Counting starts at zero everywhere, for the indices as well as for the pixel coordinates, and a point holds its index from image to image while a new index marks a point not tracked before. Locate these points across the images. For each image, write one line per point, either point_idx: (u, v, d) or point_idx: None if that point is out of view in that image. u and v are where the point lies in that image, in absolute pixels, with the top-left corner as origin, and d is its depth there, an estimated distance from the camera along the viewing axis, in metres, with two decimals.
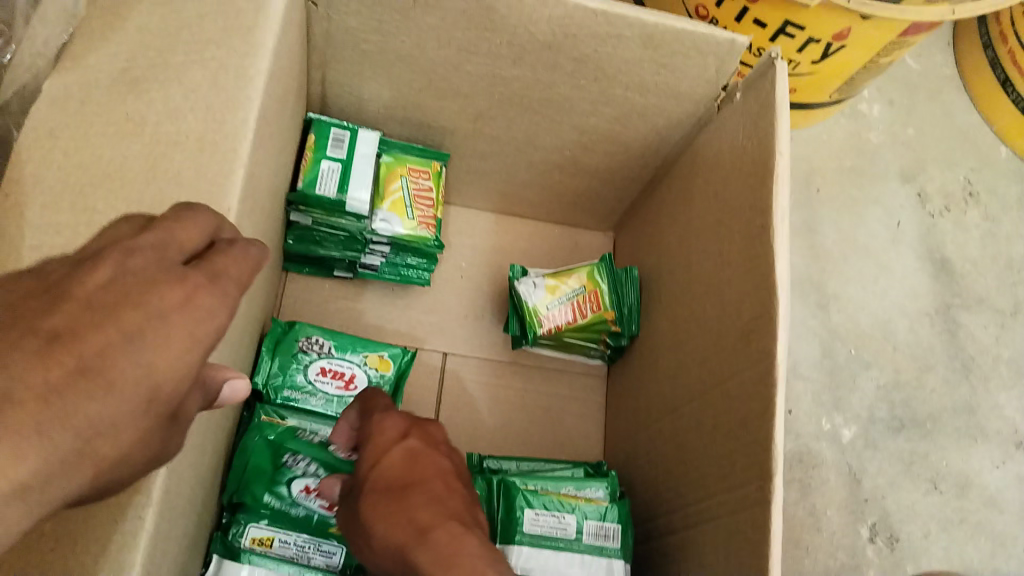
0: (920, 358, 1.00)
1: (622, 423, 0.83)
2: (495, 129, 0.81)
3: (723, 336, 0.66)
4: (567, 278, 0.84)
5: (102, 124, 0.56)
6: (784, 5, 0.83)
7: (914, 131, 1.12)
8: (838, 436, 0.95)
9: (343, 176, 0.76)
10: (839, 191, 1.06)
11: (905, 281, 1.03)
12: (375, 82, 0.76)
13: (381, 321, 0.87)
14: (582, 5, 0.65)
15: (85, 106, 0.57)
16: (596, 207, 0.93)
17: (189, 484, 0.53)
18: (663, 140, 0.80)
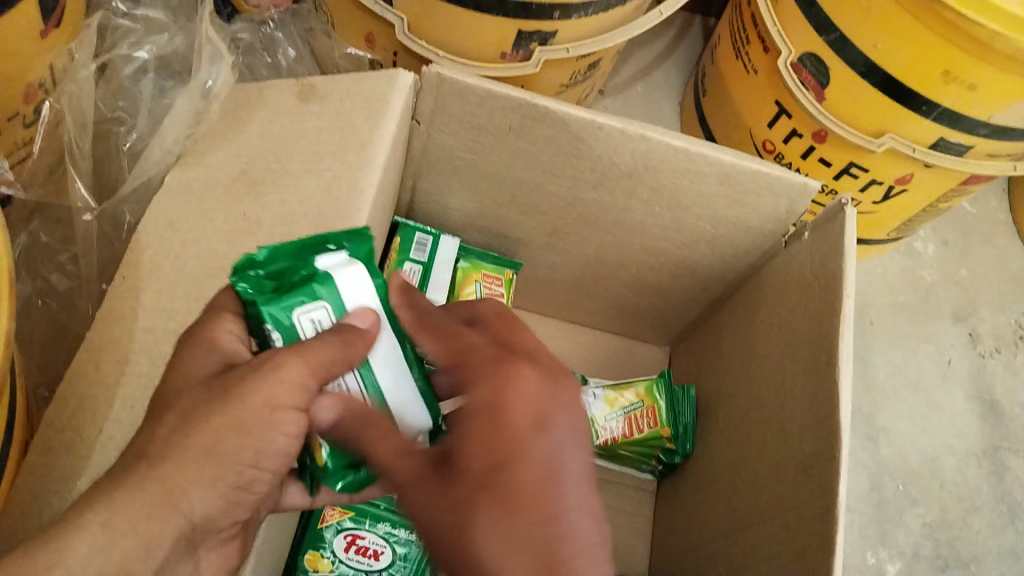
0: (967, 499, 1.00)
1: (671, 540, 0.84)
2: (569, 245, 0.85)
3: (783, 467, 0.68)
4: (625, 391, 0.87)
5: (219, 220, 0.61)
6: (849, 148, 0.88)
7: (967, 271, 1.14)
8: (883, 571, 0.95)
9: (422, 279, 0.81)
10: (892, 325, 1.09)
11: (954, 419, 1.04)
12: (461, 194, 0.81)
13: None
14: (664, 142, 0.69)
15: (205, 202, 0.62)
16: (656, 323, 0.96)
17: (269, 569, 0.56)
18: (729, 268, 0.84)
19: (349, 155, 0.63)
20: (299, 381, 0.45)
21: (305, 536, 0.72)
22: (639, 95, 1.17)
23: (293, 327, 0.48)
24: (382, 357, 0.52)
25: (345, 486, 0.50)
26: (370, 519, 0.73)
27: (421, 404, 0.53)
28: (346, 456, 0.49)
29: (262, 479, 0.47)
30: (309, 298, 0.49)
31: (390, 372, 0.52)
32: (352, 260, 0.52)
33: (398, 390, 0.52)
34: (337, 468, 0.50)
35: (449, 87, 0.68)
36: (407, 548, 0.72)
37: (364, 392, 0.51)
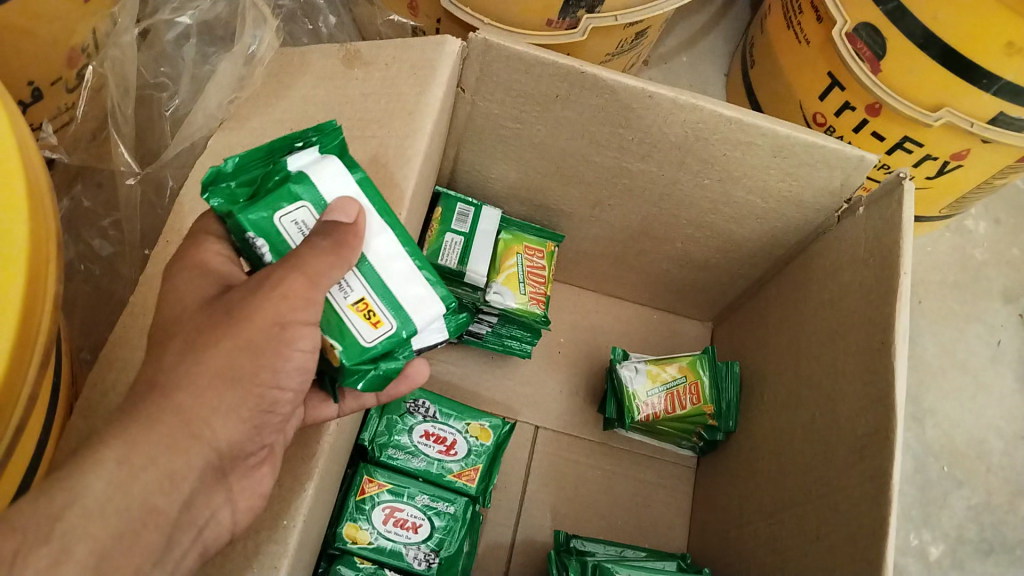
0: (1014, 482, 0.98)
1: (711, 517, 0.84)
2: (612, 217, 0.84)
3: (832, 444, 0.66)
4: (668, 366, 0.86)
5: None
6: (904, 120, 0.85)
7: (1019, 250, 1.11)
8: (925, 553, 0.93)
9: (464, 250, 0.79)
10: (941, 304, 1.06)
11: (1003, 401, 1.02)
12: (505, 164, 0.80)
13: (479, 388, 0.89)
14: (716, 112, 0.67)
15: None
16: (699, 298, 0.95)
17: (313, 537, 0.56)
18: (777, 243, 0.82)
19: (395, 123, 0.62)
20: (305, 295, 0.43)
21: (343, 509, 0.71)
22: (685, 65, 1.15)
23: (279, 226, 0.48)
24: (379, 254, 0.49)
25: (366, 385, 0.48)
26: (408, 491, 0.73)
27: (428, 292, 0.50)
28: (364, 351, 0.47)
29: (283, 399, 0.46)
30: (288, 201, 0.49)
31: (389, 266, 0.49)
32: (325, 156, 0.51)
33: (403, 280, 0.49)
34: (357, 367, 0.47)
35: (496, 54, 0.66)
36: (447, 520, 0.73)
37: (369, 285, 0.48)
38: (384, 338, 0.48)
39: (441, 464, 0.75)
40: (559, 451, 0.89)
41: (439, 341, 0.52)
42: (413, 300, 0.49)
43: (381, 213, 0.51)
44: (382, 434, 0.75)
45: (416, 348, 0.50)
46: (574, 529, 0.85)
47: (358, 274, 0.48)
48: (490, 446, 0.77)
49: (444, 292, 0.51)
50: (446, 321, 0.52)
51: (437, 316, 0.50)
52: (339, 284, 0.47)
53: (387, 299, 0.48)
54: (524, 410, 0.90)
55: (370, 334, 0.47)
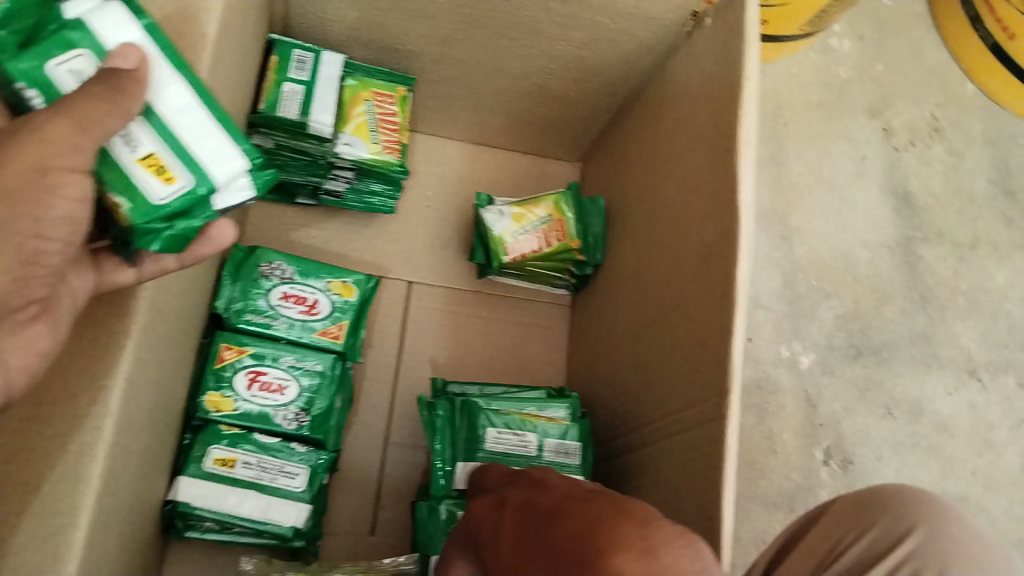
0: (880, 289, 1.02)
1: (586, 350, 0.85)
2: (464, 54, 0.80)
3: (687, 260, 0.67)
4: (534, 208, 0.84)
5: None
6: None
7: (882, 66, 1.13)
8: (796, 363, 0.97)
9: (306, 99, 0.75)
10: (806, 124, 1.07)
11: (867, 214, 1.05)
12: (339, 3, 0.74)
13: (346, 249, 0.86)
14: None
15: None
16: (565, 136, 0.93)
17: (150, 402, 0.53)
18: (631, 69, 0.80)
19: None
20: (70, 140, 0.39)
21: (202, 378, 0.68)
22: None
23: (51, 77, 0.43)
24: (169, 103, 0.45)
25: (163, 246, 0.45)
26: (272, 354, 0.70)
27: (228, 146, 0.46)
28: (155, 209, 0.44)
29: (51, 250, 0.41)
30: (62, 49, 0.43)
31: (184, 117, 0.45)
32: (107, 2, 0.45)
33: (199, 133, 0.45)
34: (148, 226, 0.43)
35: None
36: (315, 378, 0.71)
37: (159, 138, 0.44)
38: (180, 194, 0.44)
39: (304, 325, 0.73)
40: (434, 302, 0.87)
41: (246, 201, 0.48)
42: (210, 154, 0.45)
43: (171, 60, 0.46)
44: (237, 300, 0.71)
45: (219, 208, 0.47)
46: (454, 377, 0.85)
47: (145, 125, 0.44)
48: (354, 302, 0.75)
49: (247, 147, 0.47)
50: (251, 178, 0.48)
51: (240, 172, 0.47)
52: (123, 136, 0.43)
53: (181, 153, 0.44)
54: (396, 266, 0.87)
55: (163, 190, 0.44)
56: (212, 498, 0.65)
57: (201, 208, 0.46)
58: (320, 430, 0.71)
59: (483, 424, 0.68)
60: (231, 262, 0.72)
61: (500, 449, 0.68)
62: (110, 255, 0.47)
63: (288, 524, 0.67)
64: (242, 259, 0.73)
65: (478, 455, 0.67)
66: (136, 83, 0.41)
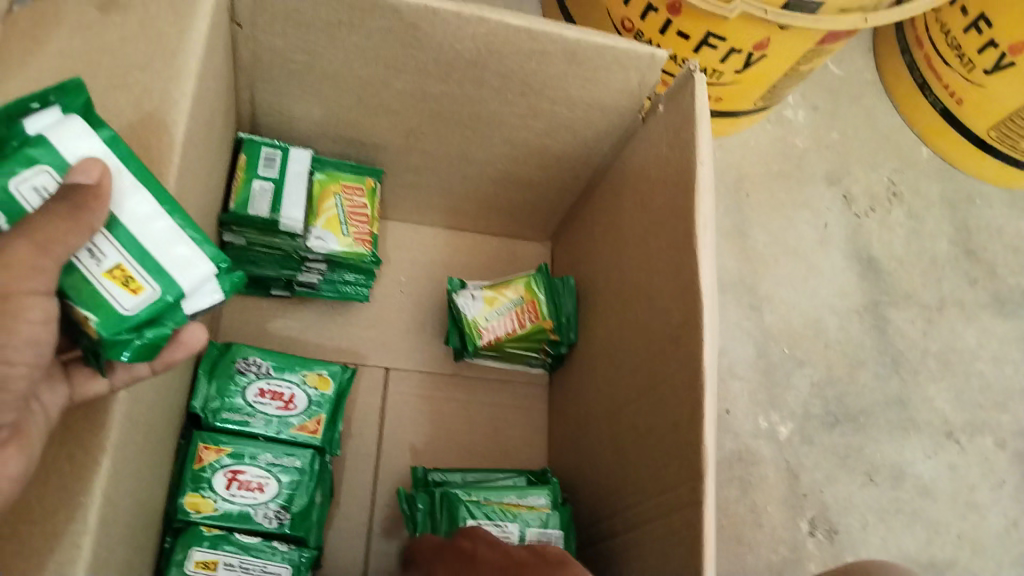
0: (852, 354, 1.04)
1: (565, 431, 0.84)
2: (429, 145, 0.82)
3: (656, 341, 0.67)
4: (505, 290, 0.85)
5: None
6: (702, 17, 0.86)
7: (837, 135, 1.16)
8: (775, 434, 0.97)
9: (275, 196, 0.76)
10: (768, 195, 1.09)
11: (834, 280, 1.07)
12: (305, 101, 0.76)
13: (320, 339, 0.86)
14: (503, 22, 0.66)
15: None
16: (533, 218, 0.95)
17: (126, 514, 0.52)
18: (592, 152, 0.82)
19: (160, 66, 0.58)
20: (32, 261, 0.39)
21: (180, 480, 0.67)
22: None
23: (12, 193, 0.44)
24: (133, 214, 0.46)
25: (133, 357, 0.44)
26: (250, 452, 0.69)
27: (194, 251, 0.47)
28: (123, 320, 0.44)
29: (14, 374, 0.40)
30: (24, 165, 0.44)
31: (148, 226, 0.46)
32: (67, 116, 0.46)
33: (163, 240, 0.46)
34: (116, 338, 0.43)
35: None
36: (294, 475, 0.69)
37: (124, 249, 0.44)
38: (147, 303, 0.45)
39: (281, 421, 0.71)
40: (411, 389, 0.87)
41: (216, 305, 0.48)
42: (176, 261, 0.46)
43: (133, 172, 0.47)
44: (213, 399, 0.70)
45: (189, 313, 0.47)
46: (435, 466, 0.84)
47: (110, 238, 0.44)
48: (330, 394, 0.74)
49: (214, 250, 0.48)
50: (220, 281, 0.48)
51: (207, 276, 0.47)
52: (87, 250, 0.44)
53: (146, 262, 0.45)
54: (371, 355, 0.87)
55: (130, 300, 0.44)
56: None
57: (169, 316, 0.46)
58: (301, 528, 0.68)
59: (463, 516, 0.67)
60: (207, 359, 0.71)
61: None
62: (82, 366, 0.47)
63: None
64: (217, 356, 0.72)
65: None
66: (95, 197, 0.43)
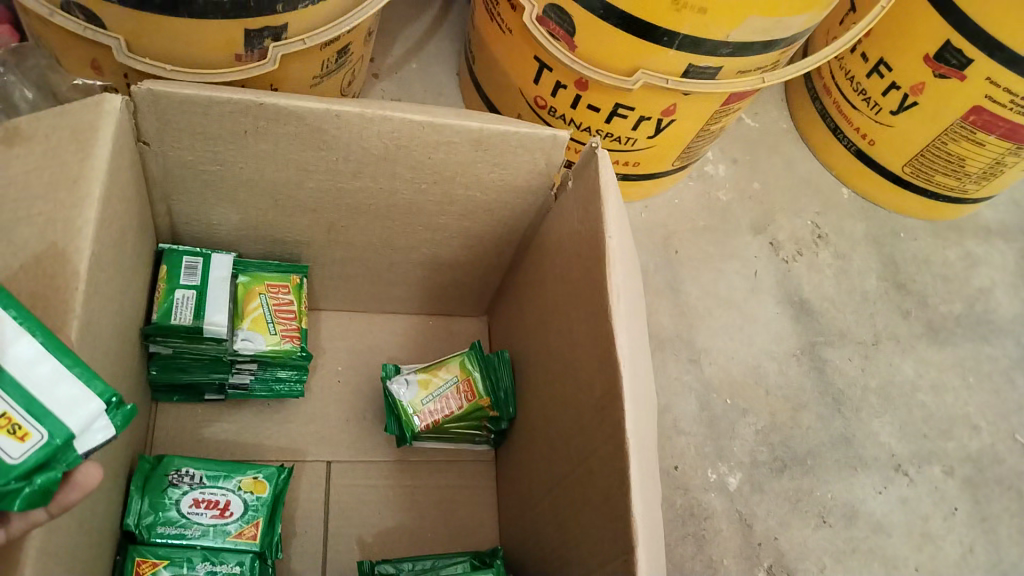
0: (794, 398, 1.05)
1: (512, 507, 0.85)
2: (351, 237, 0.83)
3: (583, 414, 0.69)
4: (439, 371, 0.86)
5: None
6: (609, 89, 0.89)
7: (759, 184, 1.20)
8: (725, 485, 0.98)
9: (199, 304, 0.76)
10: (696, 249, 1.12)
11: (769, 326, 1.09)
12: (221, 208, 0.78)
13: (259, 438, 0.85)
14: (407, 119, 0.69)
15: None
16: (465, 295, 0.96)
17: None
18: (512, 230, 0.84)
19: (63, 195, 0.59)
20: None
21: None
22: (415, 72, 1.16)
23: None
24: (17, 361, 0.46)
25: (24, 504, 0.44)
26: (189, 562, 0.67)
27: (81, 389, 0.46)
28: (9, 468, 0.43)
29: None
30: None
31: (33, 371, 0.45)
32: None
33: (47, 383, 0.45)
34: (3, 487, 0.43)
35: (168, 101, 0.65)
36: None
37: (8, 397, 0.44)
38: (34, 447, 0.44)
39: (218, 529, 0.69)
40: (355, 479, 0.87)
41: (111, 441, 0.47)
42: (63, 402, 0.45)
43: (18, 321, 0.47)
44: (147, 514, 0.69)
45: (82, 453, 0.46)
46: (384, 554, 0.84)
47: None
48: (267, 497, 0.72)
49: (103, 386, 0.47)
50: (111, 416, 0.47)
51: (98, 413, 0.46)
52: None
53: (30, 406, 0.44)
54: (312, 449, 0.87)
55: (16, 448, 0.43)
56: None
57: (62, 457, 0.45)
58: None
59: None
60: (139, 474, 0.70)
61: None
62: None
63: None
64: (150, 469, 0.71)
65: None
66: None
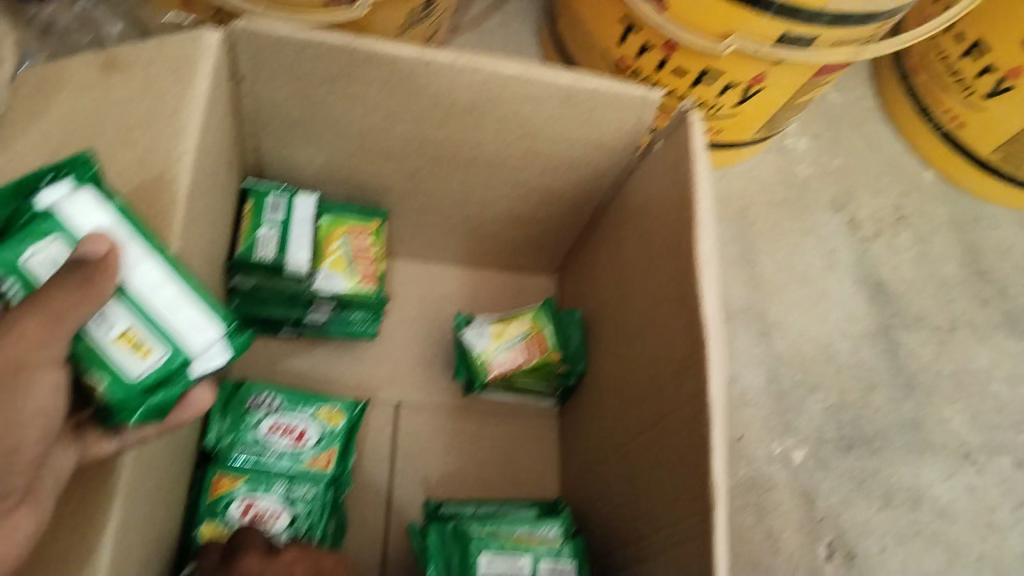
0: (864, 378, 1.03)
1: (577, 461, 0.85)
2: (433, 186, 0.83)
3: (661, 372, 0.68)
4: (510, 325, 0.86)
5: None
6: (698, 54, 0.88)
7: (841, 161, 1.17)
8: (790, 459, 0.97)
9: (281, 242, 0.78)
10: (773, 222, 1.10)
11: (843, 304, 1.07)
12: (309, 148, 0.78)
13: (330, 377, 0.87)
14: (497, 70, 0.68)
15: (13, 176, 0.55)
16: (539, 252, 0.96)
17: (137, 556, 0.53)
18: (594, 189, 0.83)
19: (162, 123, 0.59)
20: (44, 334, 0.39)
21: (195, 511, 0.67)
22: (496, 29, 1.15)
23: (23, 265, 0.44)
24: (141, 282, 0.47)
25: (142, 419, 0.45)
26: (264, 483, 0.70)
27: (200, 316, 0.47)
28: (132, 384, 0.44)
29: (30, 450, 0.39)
30: (35, 236, 0.45)
31: (156, 293, 0.47)
32: (78, 189, 0.47)
33: (171, 306, 0.47)
34: (124, 402, 0.44)
35: (262, 38, 0.65)
36: (307, 507, 0.70)
37: (133, 316, 0.45)
38: (156, 366, 0.45)
39: (293, 455, 0.72)
40: (423, 425, 0.88)
41: (223, 366, 0.49)
42: (183, 325, 0.47)
43: (142, 242, 0.48)
44: (226, 435, 0.71)
45: (197, 375, 0.48)
46: (447, 499, 0.85)
47: (119, 305, 0.45)
48: (341, 429, 0.75)
49: (219, 313, 0.49)
50: (226, 343, 0.49)
51: (214, 339, 0.48)
52: (97, 316, 0.45)
53: (154, 327, 0.46)
54: (381, 392, 0.88)
55: (138, 365, 0.45)
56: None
57: (179, 378, 0.46)
58: None
59: (475, 552, 0.66)
60: (220, 397, 0.73)
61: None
62: None
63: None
64: (230, 394, 0.73)
65: None
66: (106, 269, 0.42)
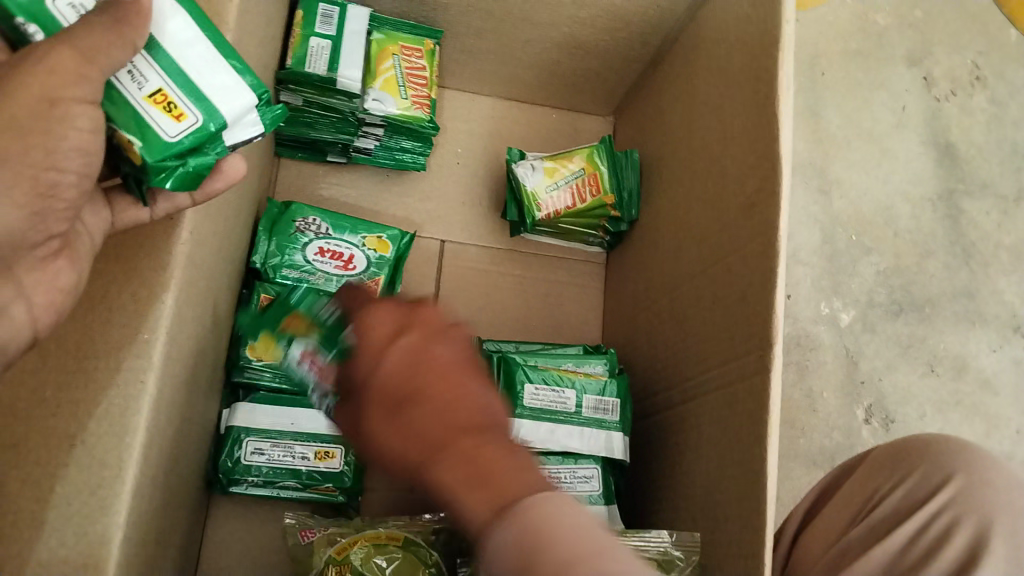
0: (921, 244, 1.00)
1: (622, 307, 0.83)
2: (492, 6, 0.78)
3: (726, 213, 0.65)
4: (567, 162, 0.84)
5: None
6: None
7: (922, 13, 1.10)
8: (836, 320, 0.95)
9: (333, 55, 0.74)
10: (843, 74, 1.04)
11: (908, 166, 1.02)
12: None
13: (375, 206, 0.85)
14: None
15: None
16: (596, 89, 0.91)
17: (188, 356, 0.52)
18: (665, 17, 0.78)
19: None
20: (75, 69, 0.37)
21: (242, 328, 0.66)
22: None
23: (48, 10, 0.40)
24: (174, 37, 0.42)
25: (176, 185, 0.43)
26: None
27: (235, 81, 0.44)
28: (168, 146, 0.41)
29: (66, 182, 0.39)
30: None
31: (189, 51, 0.43)
32: None
33: (205, 66, 0.43)
34: (160, 164, 0.41)
35: None
36: None
37: (166, 75, 0.42)
38: (193, 130, 0.42)
39: (340, 280, 0.70)
40: (468, 260, 0.86)
41: (256, 137, 0.46)
42: (218, 90, 0.43)
43: None
44: (273, 255, 0.69)
45: (229, 144, 0.45)
46: (489, 335, 0.84)
47: (151, 61, 0.41)
48: (389, 257, 0.72)
49: (255, 80, 0.45)
50: (260, 113, 0.46)
51: (250, 108, 0.44)
52: (128, 70, 0.41)
53: (188, 88, 0.42)
54: (427, 224, 0.86)
55: (174, 127, 0.42)
56: (267, 423, 0.66)
57: (213, 147, 0.44)
58: None
59: (521, 380, 0.67)
60: (267, 217, 0.70)
61: (538, 405, 0.67)
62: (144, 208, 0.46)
63: (338, 467, 0.67)
64: (277, 214, 0.71)
65: (517, 412, 0.66)
66: (140, 13, 0.39)
